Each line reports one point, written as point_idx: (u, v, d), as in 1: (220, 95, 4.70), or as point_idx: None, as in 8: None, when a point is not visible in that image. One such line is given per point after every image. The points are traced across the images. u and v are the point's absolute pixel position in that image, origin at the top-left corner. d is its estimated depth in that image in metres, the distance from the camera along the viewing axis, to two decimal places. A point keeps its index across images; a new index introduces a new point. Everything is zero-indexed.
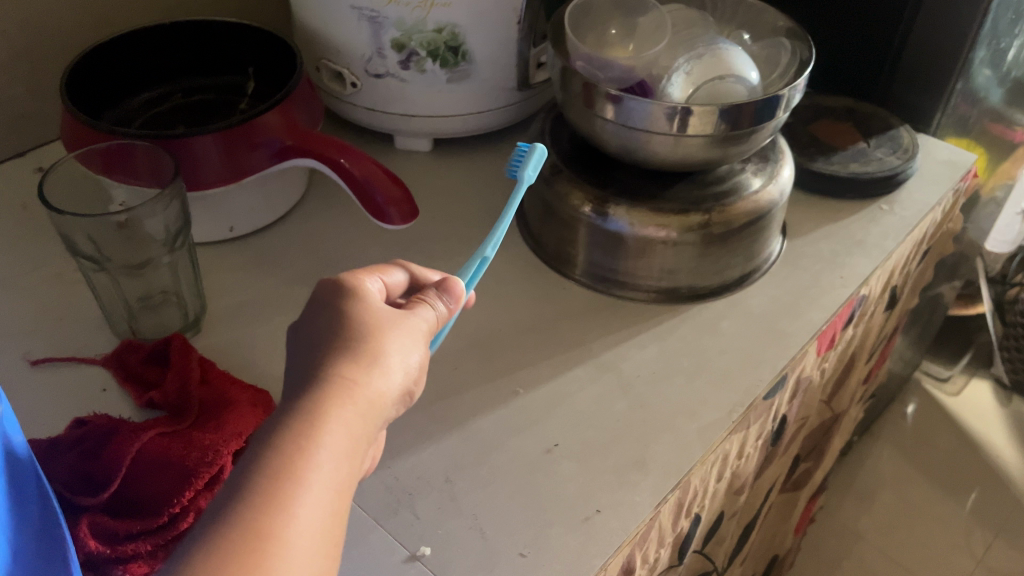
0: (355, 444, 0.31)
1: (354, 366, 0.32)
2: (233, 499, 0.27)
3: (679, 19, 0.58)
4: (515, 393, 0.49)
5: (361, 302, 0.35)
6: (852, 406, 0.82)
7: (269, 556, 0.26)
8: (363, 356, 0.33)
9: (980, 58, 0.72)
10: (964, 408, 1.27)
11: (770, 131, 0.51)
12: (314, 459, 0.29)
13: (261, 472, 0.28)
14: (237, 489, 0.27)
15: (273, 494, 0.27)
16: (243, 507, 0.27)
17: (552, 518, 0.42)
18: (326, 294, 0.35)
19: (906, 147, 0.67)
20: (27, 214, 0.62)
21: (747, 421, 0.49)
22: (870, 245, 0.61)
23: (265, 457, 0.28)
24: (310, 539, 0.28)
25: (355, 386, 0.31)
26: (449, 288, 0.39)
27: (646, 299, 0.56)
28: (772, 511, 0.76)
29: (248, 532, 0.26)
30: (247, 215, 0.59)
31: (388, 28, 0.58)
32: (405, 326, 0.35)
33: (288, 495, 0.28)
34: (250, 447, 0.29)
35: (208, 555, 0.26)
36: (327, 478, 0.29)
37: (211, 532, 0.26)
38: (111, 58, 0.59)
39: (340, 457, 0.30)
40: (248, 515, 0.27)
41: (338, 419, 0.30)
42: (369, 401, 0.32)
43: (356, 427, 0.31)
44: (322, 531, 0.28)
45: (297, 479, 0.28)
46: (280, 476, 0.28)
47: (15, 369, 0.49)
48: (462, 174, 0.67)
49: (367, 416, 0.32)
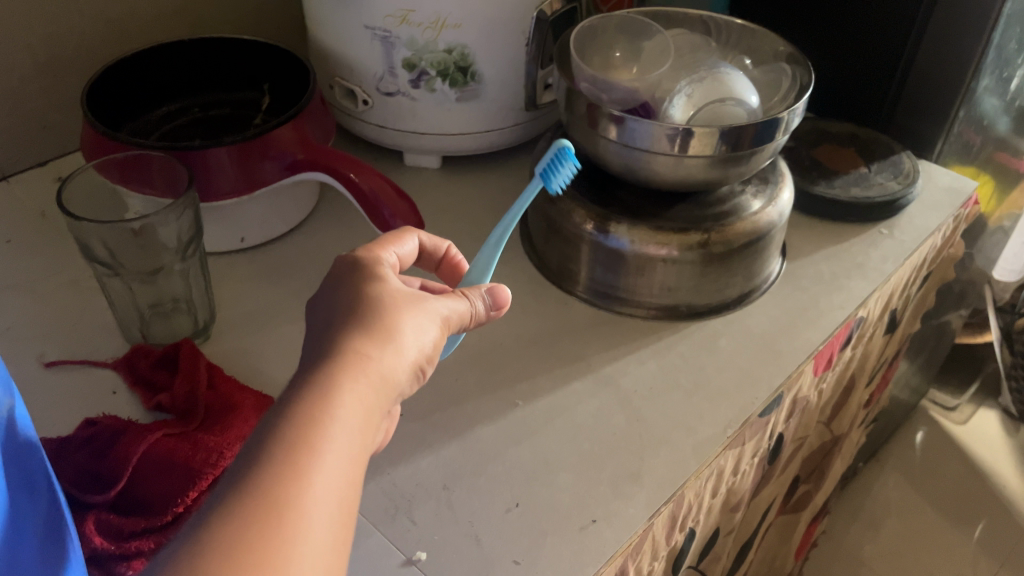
0: (370, 416, 0.31)
1: (368, 341, 0.32)
2: (249, 468, 0.27)
3: (683, 44, 0.59)
4: (515, 405, 0.50)
5: (374, 283, 0.35)
6: (853, 429, 0.83)
7: (289, 521, 0.26)
8: (376, 332, 0.33)
9: (985, 86, 0.73)
10: (971, 437, 1.27)
11: (769, 153, 0.52)
12: (331, 427, 0.29)
13: (278, 442, 0.27)
14: (253, 459, 0.27)
15: (290, 462, 0.27)
16: (262, 472, 0.27)
17: (547, 527, 0.43)
18: (340, 276, 0.35)
19: (907, 173, 0.68)
20: (45, 221, 0.64)
21: (742, 438, 0.50)
22: (869, 268, 0.61)
23: (280, 427, 0.28)
24: (329, 506, 0.27)
25: (368, 361, 0.31)
26: (495, 295, 0.41)
27: (645, 315, 0.57)
28: (771, 532, 0.76)
29: (266, 499, 0.26)
30: (258, 227, 0.60)
31: (399, 48, 0.60)
32: (420, 306, 0.35)
33: (307, 463, 0.27)
34: (268, 416, 0.29)
35: (227, 523, 0.25)
36: (344, 447, 0.29)
37: (228, 500, 0.26)
38: (133, 72, 0.61)
39: (355, 427, 0.30)
40: (267, 481, 0.26)
41: (354, 391, 0.30)
42: (382, 374, 0.32)
43: (370, 401, 0.31)
44: (340, 499, 0.28)
45: (315, 446, 0.28)
46: (299, 444, 0.28)
47: (28, 371, 0.50)
48: (469, 191, 0.69)
49: (381, 391, 0.32)
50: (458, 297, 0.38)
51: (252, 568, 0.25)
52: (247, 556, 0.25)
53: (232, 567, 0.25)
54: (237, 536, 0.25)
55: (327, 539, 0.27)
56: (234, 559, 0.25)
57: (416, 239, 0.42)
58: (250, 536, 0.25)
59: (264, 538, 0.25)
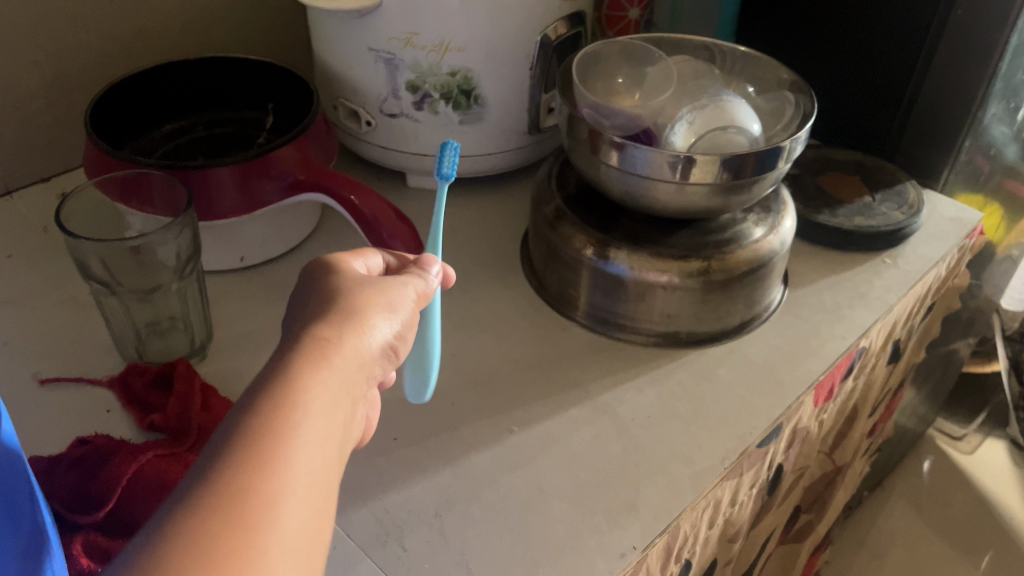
0: (339, 405, 0.30)
1: (329, 333, 0.32)
2: (212, 462, 0.26)
3: (686, 70, 0.59)
4: (510, 431, 0.49)
5: (336, 287, 0.35)
6: (855, 459, 0.82)
7: (255, 512, 0.26)
8: (338, 324, 0.33)
9: (992, 116, 0.73)
10: (977, 467, 1.25)
11: (771, 181, 0.52)
12: (295, 414, 0.28)
13: (240, 433, 0.27)
14: (214, 454, 0.27)
15: (254, 452, 0.27)
16: (225, 464, 0.26)
17: (540, 557, 0.42)
18: (302, 283, 0.36)
19: (912, 203, 0.67)
20: (46, 237, 0.64)
21: (740, 469, 0.49)
22: (873, 298, 0.61)
23: (244, 419, 0.28)
24: (296, 493, 0.27)
25: (330, 349, 0.31)
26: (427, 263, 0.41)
27: (644, 343, 0.56)
28: (771, 562, 0.75)
29: (229, 489, 0.26)
30: (258, 247, 0.60)
31: (403, 70, 0.60)
32: (380, 295, 0.35)
33: (272, 452, 0.27)
34: (231, 411, 0.28)
35: (190, 513, 0.25)
36: (309, 434, 0.28)
37: (188, 494, 0.25)
38: (137, 90, 0.61)
39: (324, 416, 0.29)
40: (229, 472, 0.26)
41: (318, 379, 0.30)
42: (346, 362, 0.31)
43: (337, 390, 0.30)
44: (310, 487, 0.28)
45: (279, 437, 0.27)
46: (261, 433, 0.27)
47: (23, 388, 0.50)
48: (470, 214, 0.69)
49: (346, 377, 0.31)
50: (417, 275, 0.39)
51: (219, 559, 0.24)
52: (211, 546, 0.24)
53: (199, 557, 0.24)
54: (199, 527, 0.25)
55: (295, 532, 0.26)
56: (200, 549, 0.24)
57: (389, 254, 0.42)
58: (213, 525, 0.25)
59: (229, 529, 0.25)
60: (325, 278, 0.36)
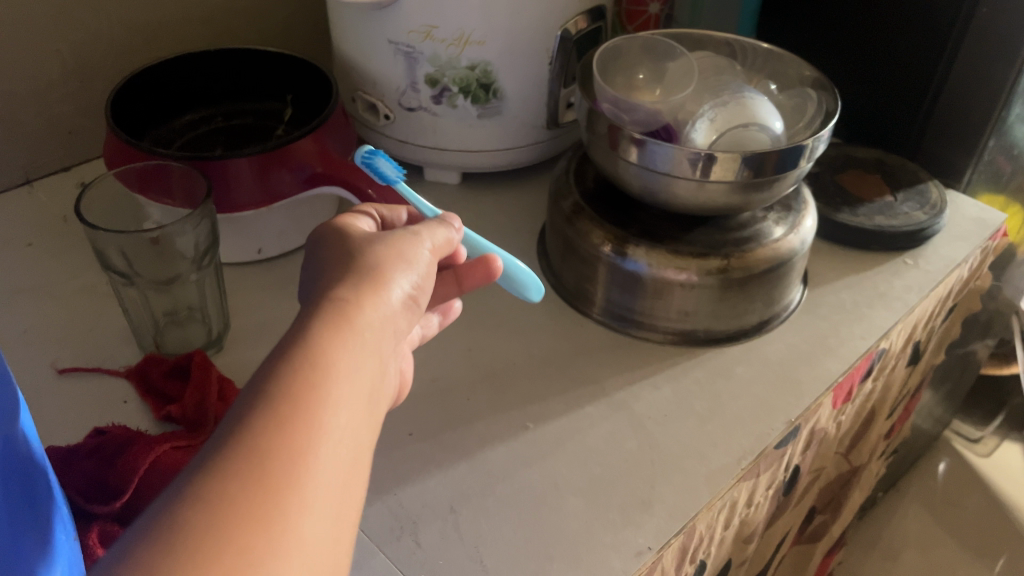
0: (362, 365, 0.30)
1: (348, 294, 0.32)
2: (232, 426, 0.26)
3: (707, 66, 0.59)
4: (526, 427, 0.49)
5: (355, 250, 0.35)
6: (872, 461, 0.81)
7: (277, 472, 0.25)
8: (356, 286, 0.32)
9: (1017, 115, 0.72)
10: (993, 471, 1.24)
11: (793, 179, 0.52)
12: (315, 375, 0.28)
13: (259, 395, 0.27)
14: (234, 416, 0.26)
15: (273, 413, 0.26)
16: (245, 425, 0.26)
17: (555, 553, 0.42)
18: (320, 249, 0.36)
19: (935, 203, 0.67)
20: (66, 227, 0.64)
21: (757, 470, 0.49)
22: (893, 298, 0.60)
23: (263, 382, 0.27)
24: (320, 452, 0.27)
25: (351, 310, 0.31)
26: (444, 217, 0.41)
27: (661, 341, 0.56)
28: (785, 562, 0.75)
29: (250, 451, 0.25)
30: (276, 239, 0.60)
31: (422, 63, 0.60)
32: (399, 257, 0.35)
33: (292, 413, 0.27)
34: (251, 374, 0.28)
35: (210, 476, 0.25)
36: (331, 394, 0.28)
37: (208, 457, 0.25)
38: (157, 81, 0.61)
39: (346, 377, 0.29)
40: (248, 433, 0.26)
41: (339, 341, 0.30)
42: (367, 324, 0.31)
43: (359, 350, 0.30)
44: (334, 445, 0.27)
45: (299, 397, 0.27)
46: (280, 394, 0.27)
47: (42, 376, 0.50)
48: (487, 208, 0.69)
49: (369, 338, 0.31)
50: (441, 228, 0.39)
51: (242, 519, 0.24)
52: (233, 510, 0.24)
53: (222, 518, 0.24)
54: (221, 490, 0.24)
55: (322, 491, 0.26)
56: (221, 511, 0.24)
57: (375, 211, 0.43)
58: (234, 487, 0.24)
59: (251, 490, 0.25)
60: (341, 244, 0.35)
